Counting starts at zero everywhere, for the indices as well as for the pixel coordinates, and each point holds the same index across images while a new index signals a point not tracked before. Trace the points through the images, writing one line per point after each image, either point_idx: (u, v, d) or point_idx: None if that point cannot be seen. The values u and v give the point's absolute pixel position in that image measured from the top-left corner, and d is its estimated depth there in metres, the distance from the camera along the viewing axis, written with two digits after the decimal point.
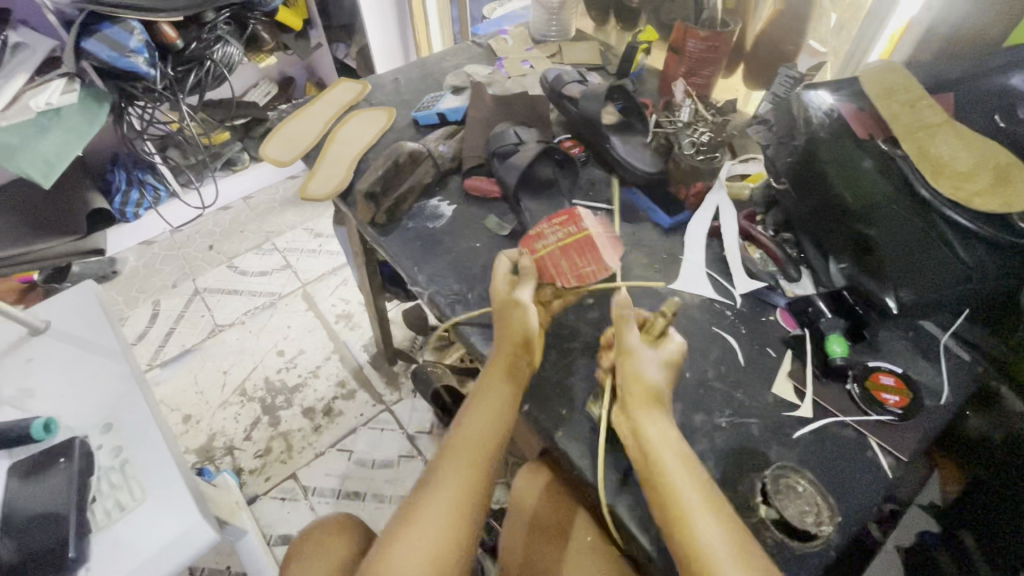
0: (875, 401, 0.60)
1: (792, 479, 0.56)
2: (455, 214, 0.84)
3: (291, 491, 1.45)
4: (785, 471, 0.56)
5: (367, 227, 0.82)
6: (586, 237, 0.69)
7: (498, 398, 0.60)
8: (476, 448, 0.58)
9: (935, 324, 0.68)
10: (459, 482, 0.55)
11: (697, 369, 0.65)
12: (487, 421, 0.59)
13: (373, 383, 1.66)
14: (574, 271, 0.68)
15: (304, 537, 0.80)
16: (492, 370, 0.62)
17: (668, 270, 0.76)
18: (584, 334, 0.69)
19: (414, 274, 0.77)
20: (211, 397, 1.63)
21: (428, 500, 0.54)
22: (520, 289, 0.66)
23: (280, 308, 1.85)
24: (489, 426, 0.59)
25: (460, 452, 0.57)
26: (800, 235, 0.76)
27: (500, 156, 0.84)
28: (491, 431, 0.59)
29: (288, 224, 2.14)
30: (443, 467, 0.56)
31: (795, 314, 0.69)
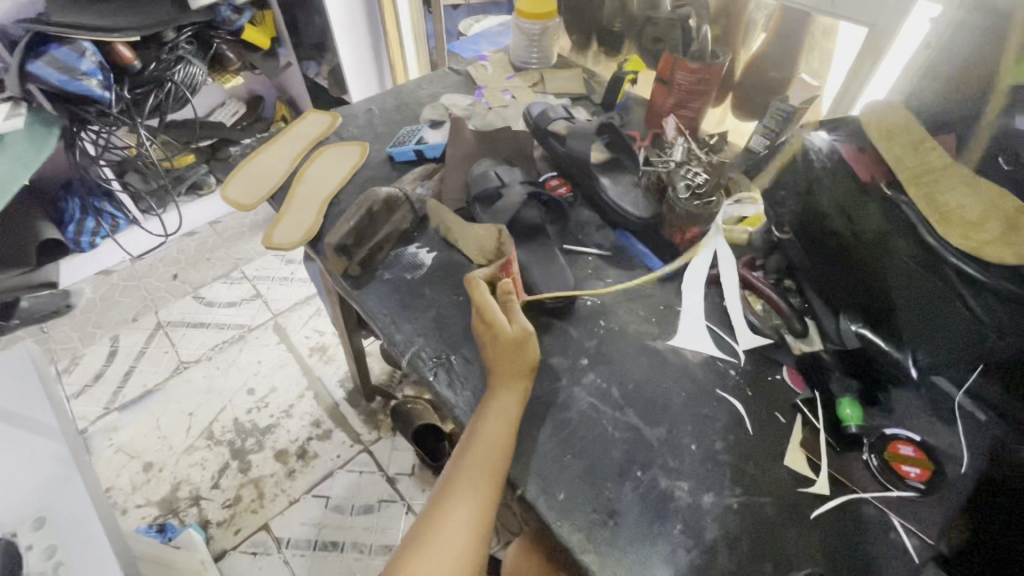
0: (895, 475, 0.56)
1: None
2: (435, 263, 0.77)
3: (262, 544, 1.35)
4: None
5: (339, 280, 0.75)
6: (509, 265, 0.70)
7: (510, 412, 0.59)
8: (489, 467, 0.55)
9: (947, 379, 0.62)
10: (478, 498, 0.54)
11: (703, 440, 0.60)
12: (500, 435, 0.57)
13: (350, 421, 1.57)
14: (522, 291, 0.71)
15: None
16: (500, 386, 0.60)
17: (666, 323, 0.71)
18: (580, 401, 0.63)
19: (391, 334, 0.70)
20: (175, 441, 1.52)
21: (449, 513, 0.54)
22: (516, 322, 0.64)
23: (250, 342, 1.75)
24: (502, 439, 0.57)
25: (474, 470, 0.55)
26: (804, 284, 0.71)
27: (483, 200, 0.78)
28: (506, 444, 0.57)
29: (258, 250, 2.04)
30: (457, 485, 0.55)
31: (802, 373, 0.65)
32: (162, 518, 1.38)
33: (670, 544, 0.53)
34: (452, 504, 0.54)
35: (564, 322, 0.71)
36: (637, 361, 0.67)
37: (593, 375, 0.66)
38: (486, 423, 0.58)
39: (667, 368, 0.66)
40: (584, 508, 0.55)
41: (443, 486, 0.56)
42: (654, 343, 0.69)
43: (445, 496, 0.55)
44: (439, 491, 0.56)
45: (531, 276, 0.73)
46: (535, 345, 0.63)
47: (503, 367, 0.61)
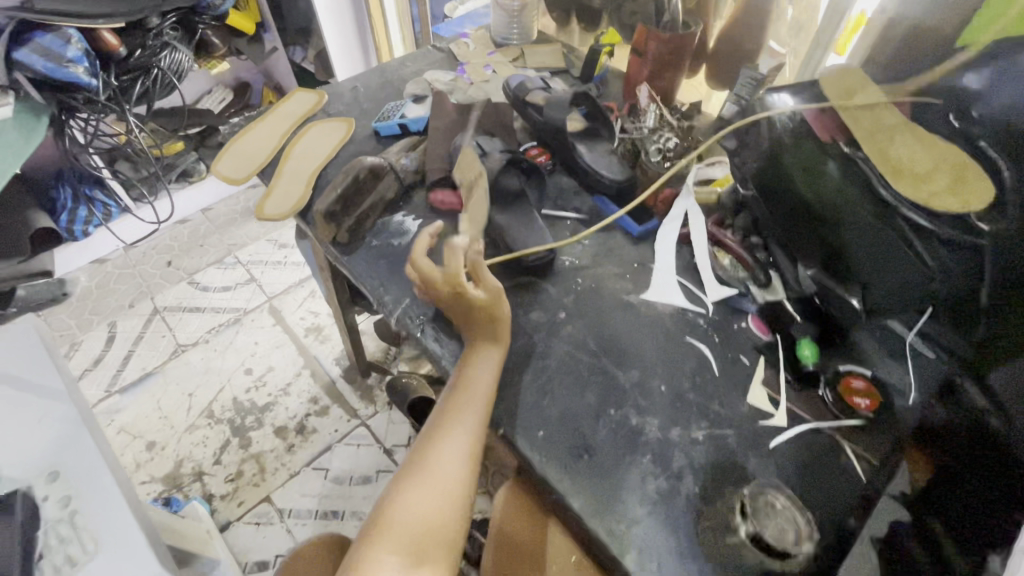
0: (846, 405, 0.61)
1: (769, 496, 0.55)
2: (421, 229, 0.81)
3: (265, 515, 1.40)
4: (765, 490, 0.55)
5: (329, 247, 0.78)
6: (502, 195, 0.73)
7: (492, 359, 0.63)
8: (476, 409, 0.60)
9: (902, 324, 0.67)
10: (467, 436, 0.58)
11: (672, 382, 0.65)
12: (486, 382, 0.61)
13: (347, 397, 1.61)
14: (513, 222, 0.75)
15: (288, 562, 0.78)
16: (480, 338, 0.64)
17: (639, 279, 0.75)
18: (559, 351, 0.68)
19: (380, 295, 0.74)
20: (177, 421, 1.56)
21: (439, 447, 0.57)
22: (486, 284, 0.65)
23: (246, 324, 1.79)
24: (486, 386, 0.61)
25: (462, 410, 0.59)
26: (768, 240, 0.74)
27: (465, 168, 0.82)
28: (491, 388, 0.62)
29: (250, 236, 2.06)
30: (445, 425, 0.59)
31: (765, 320, 0.69)
32: (167, 493, 1.43)
33: (640, 473, 0.58)
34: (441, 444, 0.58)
35: (544, 281, 0.75)
36: (612, 314, 0.71)
37: (570, 328, 0.70)
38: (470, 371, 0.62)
39: (640, 319, 0.71)
40: (561, 444, 0.60)
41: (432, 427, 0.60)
42: (628, 297, 0.73)
43: (434, 436, 0.59)
44: (429, 428, 0.60)
45: (512, 238, 0.76)
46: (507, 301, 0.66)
47: (479, 324, 0.64)
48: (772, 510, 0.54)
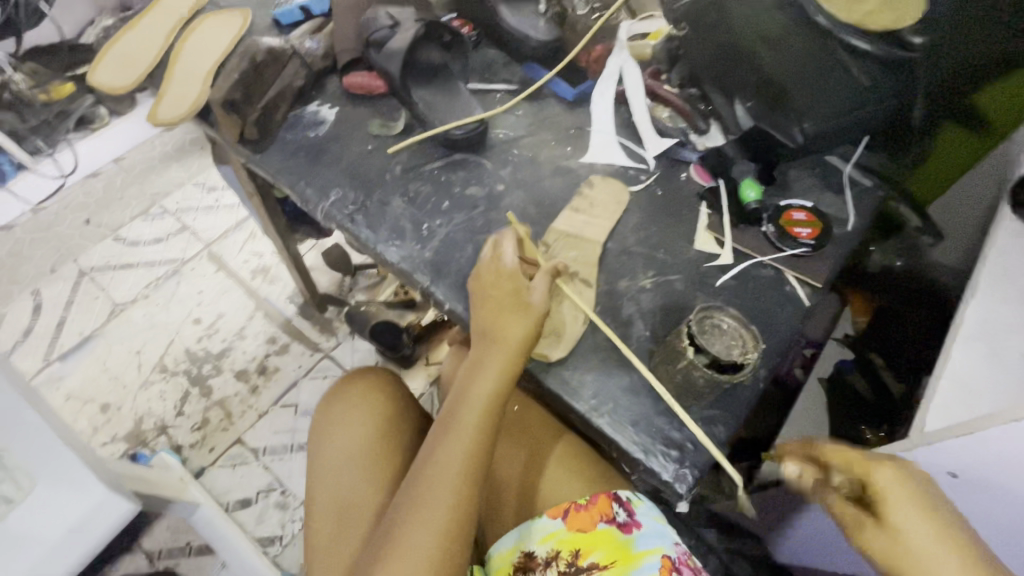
0: (788, 235, 0.61)
1: (714, 318, 0.49)
2: (338, 117, 0.74)
3: (239, 456, 1.38)
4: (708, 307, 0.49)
5: (237, 147, 0.71)
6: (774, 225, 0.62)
7: (516, 300, 0.53)
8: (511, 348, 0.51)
9: (839, 157, 0.69)
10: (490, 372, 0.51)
11: (618, 239, 0.63)
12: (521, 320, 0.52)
13: (306, 334, 1.56)
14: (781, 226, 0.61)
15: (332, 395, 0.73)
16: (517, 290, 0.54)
17: (577, 143, 0.71)
18: (499, 224, 0.65)
19: (302, 190, 0.68)
20: (128, 379, 1.49)
21: (468, 397, 0.51)
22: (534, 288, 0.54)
23: (186, 274, 1.68)
24: (512, 326, 0.52)
25: (487, 350, 0.52)
26: (704, 86, 0.71)
27: (377, 43, 0.73)
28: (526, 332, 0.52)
29: (173, 182, 1.89)
30: (477, 365, 0.52)
31: (708, 166, 0.67)
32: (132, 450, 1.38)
33: (590, 325, 0.57)
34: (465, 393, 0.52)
35: (478, 156, 0.70)
36: (551, 181, 0.68)
37: (509, 200, 0.66)
38: (506, 317, 0.52)
39: (582, 182, 0.67)
40: None
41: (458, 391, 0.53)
42: (567, 162, 0.70)
43: (463, 394, 0.52)
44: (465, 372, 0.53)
45: (439, 114, 0.71)
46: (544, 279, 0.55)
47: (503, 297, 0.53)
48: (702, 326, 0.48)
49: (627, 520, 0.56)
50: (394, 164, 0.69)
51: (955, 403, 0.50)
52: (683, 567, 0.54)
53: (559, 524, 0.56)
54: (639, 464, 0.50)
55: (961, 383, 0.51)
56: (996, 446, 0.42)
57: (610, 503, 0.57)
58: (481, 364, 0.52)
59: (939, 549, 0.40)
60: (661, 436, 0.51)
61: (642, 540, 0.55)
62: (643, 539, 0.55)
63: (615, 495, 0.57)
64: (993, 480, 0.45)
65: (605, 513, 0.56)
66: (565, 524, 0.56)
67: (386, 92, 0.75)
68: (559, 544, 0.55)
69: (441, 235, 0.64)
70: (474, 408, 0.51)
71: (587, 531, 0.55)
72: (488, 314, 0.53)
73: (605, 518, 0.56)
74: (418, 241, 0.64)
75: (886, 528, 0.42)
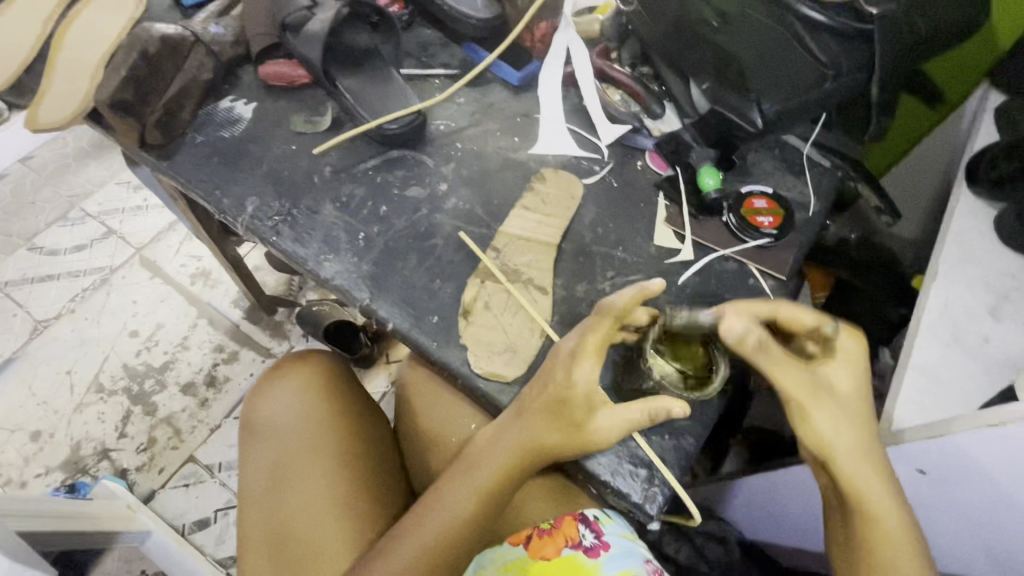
0: (750, 226, 0.58)
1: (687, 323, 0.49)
2: (257, 113, 0.66)
3: (193, 474, 1.17)
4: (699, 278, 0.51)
5: (140, 154, 0.63)
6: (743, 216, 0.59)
7: (593, 354, 0.45)
8: (550, 405, 0.45)
9: (797, 137, 0.66)
10: (525, 430, 0.46)
11: (574, 238, 0.58)
12: (580, 384, 0.44)
13: (256, 339, 1.31)
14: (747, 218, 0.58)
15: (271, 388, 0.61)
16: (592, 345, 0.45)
17: (525, 132, 0.66)
18: (444, 228, 0.59)
19: (217, 201, 0.60)
20: (59, 402, 1.24)
21: (491, 453, 0.47)
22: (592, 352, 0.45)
23: (116, 284, 1.37)
24: (569, 387, 0.45)
25: (531, 405, 0.46)
26: (657, 65, 0.66)
27: (293, 27, 0.64)
28: (582, 396, 0.44)
29: (92, 182, 1.53)
30: (513, 419, 0.47)
31: (664, 154, 0.63)
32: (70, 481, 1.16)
33: (547, 339, 0.53)
34: (494, 447, 0.47)
35: (417, 151, 0.64)
36: (500, 177, 0.62)
37: (454, 200, 0.61)
38: (579, 370, 0.45)
39: (533, 176, 0.62)
40: (459, 328, 0.53)
41: (484, 442, 0.48)
42: (515, 155, 0.64)
43: (486, 450, 0.48)
44: (500, 424, 0.48)
45: (369, 106, 0.64)
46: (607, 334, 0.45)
47: (578, 354, 0.45)
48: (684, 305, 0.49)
49: (594, 542, 0.53)
50: (323, 165, 0.62)
51: (922, 397, 0.49)
52: None
53: (523, 552, 0.54)
54: (606, 486, 0.47)
55: (929, 375, 0.50)
56: (965, 448, 0.41)
57: (575, 525, 0.54)
58: (523, 419, 0.46)
59: (856, 416, 0.45)
60: (627, 454, 0.48)
61: (610, 563, 0.52)
62: (612, 562, 0.52)
63: (581, 517, 0.54)
64: (959, 478, 0.44)
65: (570, 537, 0.53)
66: (527, 552, 0.53)
67: (309, 83, 0.67)
68: (522, 573, 0.53)
69: (381, 245, 0.58)
70: (497, 464, 0.47)
71: (552, 557, 0.53)
72: (550, 371, 0.46)
73: (570, 543, 0.53)
74: (355, 253, 0.57)
75: (829, 391, 0.45)
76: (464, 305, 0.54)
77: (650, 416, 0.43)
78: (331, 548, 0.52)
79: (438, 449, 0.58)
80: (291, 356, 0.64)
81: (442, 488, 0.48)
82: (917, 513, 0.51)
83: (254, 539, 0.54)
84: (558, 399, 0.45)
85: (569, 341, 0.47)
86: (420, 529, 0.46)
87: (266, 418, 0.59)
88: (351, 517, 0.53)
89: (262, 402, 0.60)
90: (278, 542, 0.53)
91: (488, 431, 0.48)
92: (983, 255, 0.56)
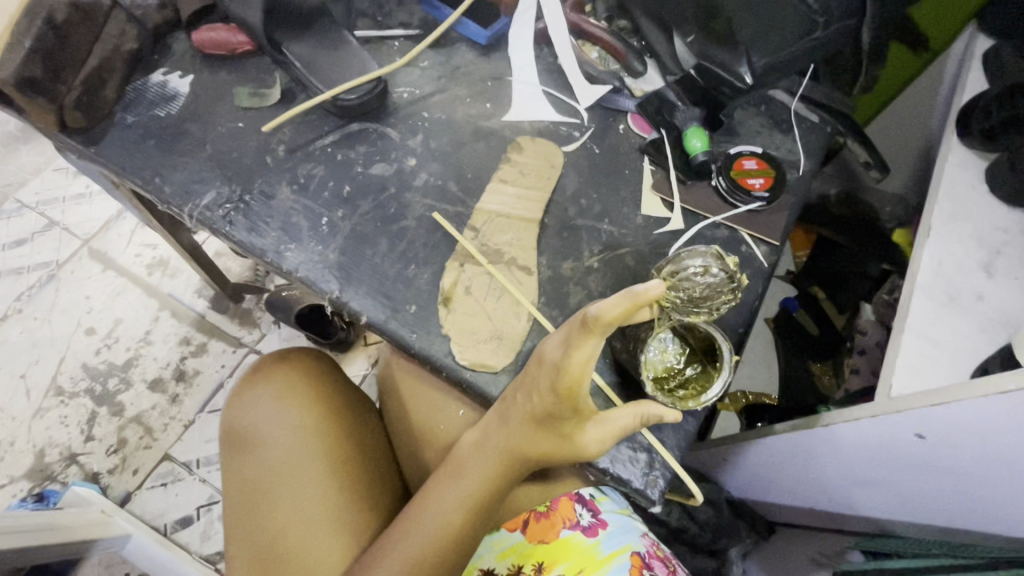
0: (741, 189, 0.54)
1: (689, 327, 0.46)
2: (194, 87, 0.58)
3: (170, 473, 1.05)
4: (725, 254, 0.44)
5: (62, 139, 0.55)
6: (736, 173, 0.55)
7: (586, 354, 0.38)
8: (539, 408, 0.41)
9: (785, 90, 0.62)
10: (515, 431, 0.43)
11: (558, 212, 0.54)
12: (574, 386, 0.39)
13: (224, 329, 1.15)
14: (739, 176, 0.55)
15: (245, 394, 0.57)
16: (583, 342, 0.38)
17: (497, 96, 0.60)
18: (416, 207, 0.54)
19: (158, 189, 0.54)
20: (15, 410, 1.08)
21: (480, 455, 0.45)
22: (589, 346, 0.38)
23: (64, 279, 1.19)
24: (563, 389, 0.39)
25: (522, 405, 0.42)
26: (636, 18, 0.62)
27: None
28: (571, 397, 0.39)
29: (26, 168, 1.32)
30: (503, 420, 0.44)
31: (648, 115, 0.58)
32: (37, 490, 1.02)
33: (534, 322, 0.50)
34: (482, 450, 0.45)
35: (379, 124, 0.58)
36: (472, 148, 0.57)
37: (424, 176, 0.56)
38: (572, 369, 0.38)
39: (508, 145, 0.57)
40: (440, 316, 0.50)
41: (473, 444, 0.46)
42: (487, 123, 0.59)
43: (474, 452, 0.45)
44: (490, 423, 0.45)
45: (322, 74, 0.57)
46: (604, 337, 0.38)
47: (567, 352, 0.38)
48: (701, 285, 0.44)
49: (592, 522, 0.52)
50: (274, 144, 0.56)
51: (920, 360, 0.48)
52: (654, 561, 0.51)
53: (520, 537, 0.51)
54: (605, 473, 0.45)
55: (925, 336, 0.49)
56: (973, 415, 0.40)
57: (572, 506, 0.52)
58: (513, 418, 0.43)
59: None
60: (625, 439, 0.46)
61: (609, 541, 0.51)
62: (610, 540, 0.51)
63: (577, 496, 0.53)
64: (959, 441, 0.44)
65: (567, 518, 0.52)
66: (525, 537, 0.51)
67: (252, 50, 0.60)
68: (520, 559, 0.51)
69: (347, 229, 0.53)
70: (488, 464, 0.44)
71: (549, 541, 0.51)
72: (538, 369, 0.41)
73: (568, 523, 0.52)
74: (319, 240, 0.52)
75: None
76: (444, 291, 0.50)
77: (641, 418, 0.41)
78: (323, 561, 0.49)
79: (427, 441, 0.55)
80: (274, 356, 0.59)
81: (429, 488, 0.46)
82: (916, 472, 0.51)
83: (240, 556, 0.51)
84: (550, 402, 0.40)
85: (554, 346, 0.40)
86: (406, 540, 0.44)
87: (247, 427, 0.55)
88: (345, 526, 0.50)
89: (244, 407, 0.56)
90: (267, 558, 0.49)
91: (477, 431, 0.46)
92: (976, 210, 0.54)
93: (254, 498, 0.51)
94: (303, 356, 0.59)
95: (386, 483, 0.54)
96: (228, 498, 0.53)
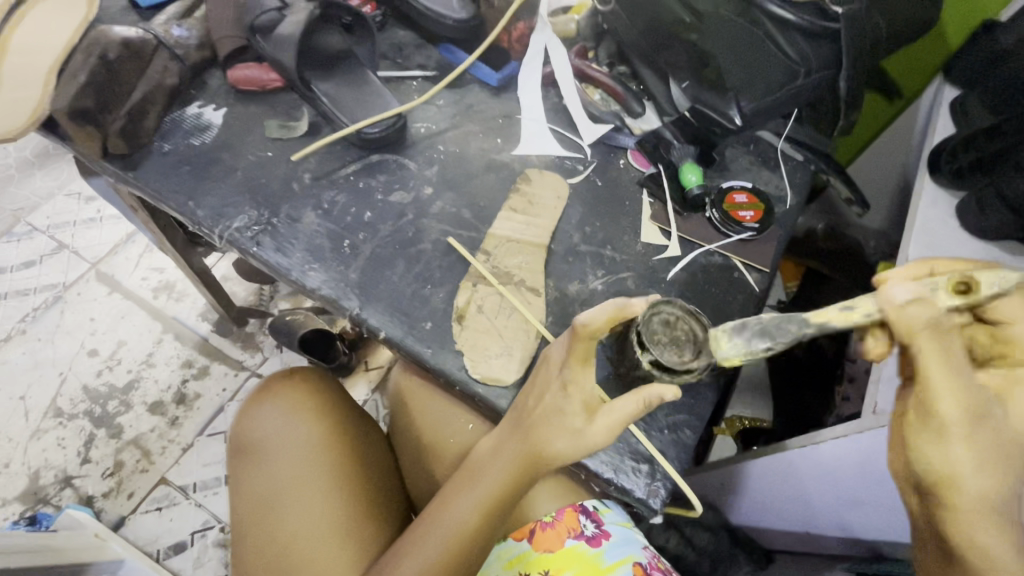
0: (732, 220, 0.59)
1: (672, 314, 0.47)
2: (227, 119, 0.63)
3: (166, 497, 1.04)
4: None
5: (101, 165, 0.59)
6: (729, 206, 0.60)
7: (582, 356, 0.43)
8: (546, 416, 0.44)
9: (771, 132, 0.68)
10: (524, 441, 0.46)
11: (564, 238, 0.58)
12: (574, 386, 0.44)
13: (227, 351, 1.17)
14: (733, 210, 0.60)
15: (254, 410, 0.59)
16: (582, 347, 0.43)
17: (508, 132, 0.65)
18: (432, 233, 0.58)
19: (191, 212, 0.57)
20: (13, 431, 1.08)
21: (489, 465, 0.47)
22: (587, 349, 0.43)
23: (71, 301, 1.21)
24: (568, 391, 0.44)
25: (530, 415, 0.45)
26: (635, 64, 0.68)
27: (263, 29, 0.61)
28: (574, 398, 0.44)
29: (40, 192, 1.36)
30: (513, 430, 0.46)
31: (646, 152, 0.63)
32: (30, 513, 1.01)
33: (543, 340, 0.53)
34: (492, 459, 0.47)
35: (398, 155, 0.62)
36: (483, 179, 0.62)
37: (439, 204, 0.60)
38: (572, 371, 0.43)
39: (518, 177, 0.62)
40: (454, 334, 0.53)
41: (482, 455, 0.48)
42: (498, 157, 0.63)
43: (485, 461, 0.47)
44: (500, 435, 0.48)
45: (347, 110, 0.62)
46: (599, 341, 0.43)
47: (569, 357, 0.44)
48: None
49: (595, 532, 0.53)
50: (301, 172, 0.60)
51: None
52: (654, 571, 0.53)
53: (527, 546, 0.53)
54: (610, 483, 0.47)
55: None
56: None
57: (576, 516, 0.54)
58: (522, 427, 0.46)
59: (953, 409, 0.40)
60: (628, 450, 0.49)
61: (612, 551, 0.53)
62: (613, 550, 0.53)
63: (581, 507, 0.55)
64: None
65: (571, 528, 0.53)
66: (532, 545, 0.53)
67: (282, 87, 0.65)
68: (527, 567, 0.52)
69: (367, 252, 0.56)
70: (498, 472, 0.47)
71: (555, 550, 0.52)
72: (544, 376, 0.45)
73: (573, 533, 0.53)
74: (340, 261, 0.56)
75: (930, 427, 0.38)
76: (458, 310, 0.53)
77: (643, 402, 0.43)
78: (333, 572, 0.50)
79: (438, 454, 0.57)
80: (283, 373, 0.62)
81: (444, 497, 0.48)
82: None
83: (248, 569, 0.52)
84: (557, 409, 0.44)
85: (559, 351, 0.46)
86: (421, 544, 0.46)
87: (258, 440, 0.57)
88: (354, 537, 0.51)
89: (254, 421, 0.58)
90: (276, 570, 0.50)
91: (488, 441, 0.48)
92: (949, 243, 0.59)
93: (265, 510, 0.53)
94: (312, 375, 0.62)
95: (394, 499, 0.56)
96: (237, 512, 0.54)
